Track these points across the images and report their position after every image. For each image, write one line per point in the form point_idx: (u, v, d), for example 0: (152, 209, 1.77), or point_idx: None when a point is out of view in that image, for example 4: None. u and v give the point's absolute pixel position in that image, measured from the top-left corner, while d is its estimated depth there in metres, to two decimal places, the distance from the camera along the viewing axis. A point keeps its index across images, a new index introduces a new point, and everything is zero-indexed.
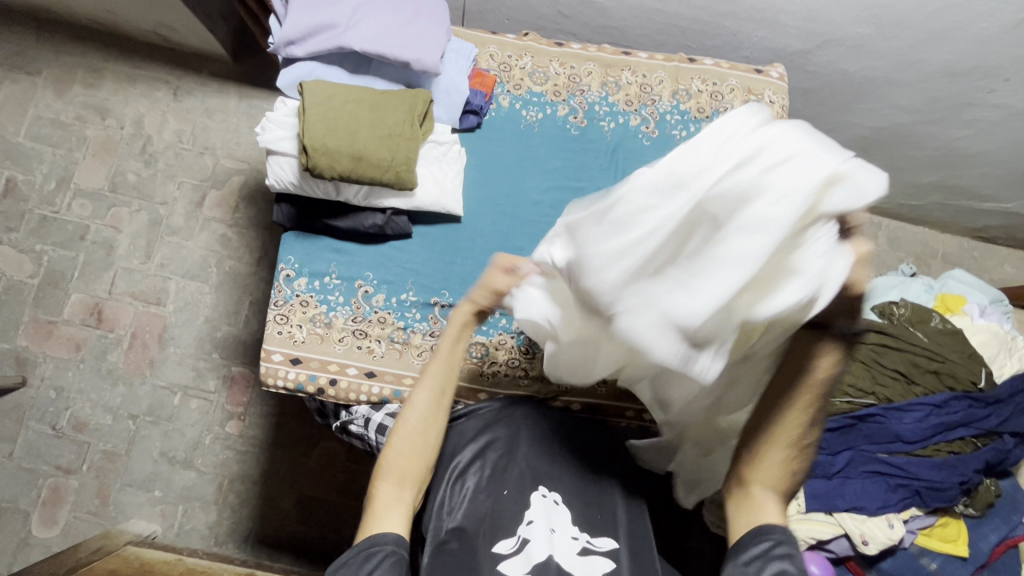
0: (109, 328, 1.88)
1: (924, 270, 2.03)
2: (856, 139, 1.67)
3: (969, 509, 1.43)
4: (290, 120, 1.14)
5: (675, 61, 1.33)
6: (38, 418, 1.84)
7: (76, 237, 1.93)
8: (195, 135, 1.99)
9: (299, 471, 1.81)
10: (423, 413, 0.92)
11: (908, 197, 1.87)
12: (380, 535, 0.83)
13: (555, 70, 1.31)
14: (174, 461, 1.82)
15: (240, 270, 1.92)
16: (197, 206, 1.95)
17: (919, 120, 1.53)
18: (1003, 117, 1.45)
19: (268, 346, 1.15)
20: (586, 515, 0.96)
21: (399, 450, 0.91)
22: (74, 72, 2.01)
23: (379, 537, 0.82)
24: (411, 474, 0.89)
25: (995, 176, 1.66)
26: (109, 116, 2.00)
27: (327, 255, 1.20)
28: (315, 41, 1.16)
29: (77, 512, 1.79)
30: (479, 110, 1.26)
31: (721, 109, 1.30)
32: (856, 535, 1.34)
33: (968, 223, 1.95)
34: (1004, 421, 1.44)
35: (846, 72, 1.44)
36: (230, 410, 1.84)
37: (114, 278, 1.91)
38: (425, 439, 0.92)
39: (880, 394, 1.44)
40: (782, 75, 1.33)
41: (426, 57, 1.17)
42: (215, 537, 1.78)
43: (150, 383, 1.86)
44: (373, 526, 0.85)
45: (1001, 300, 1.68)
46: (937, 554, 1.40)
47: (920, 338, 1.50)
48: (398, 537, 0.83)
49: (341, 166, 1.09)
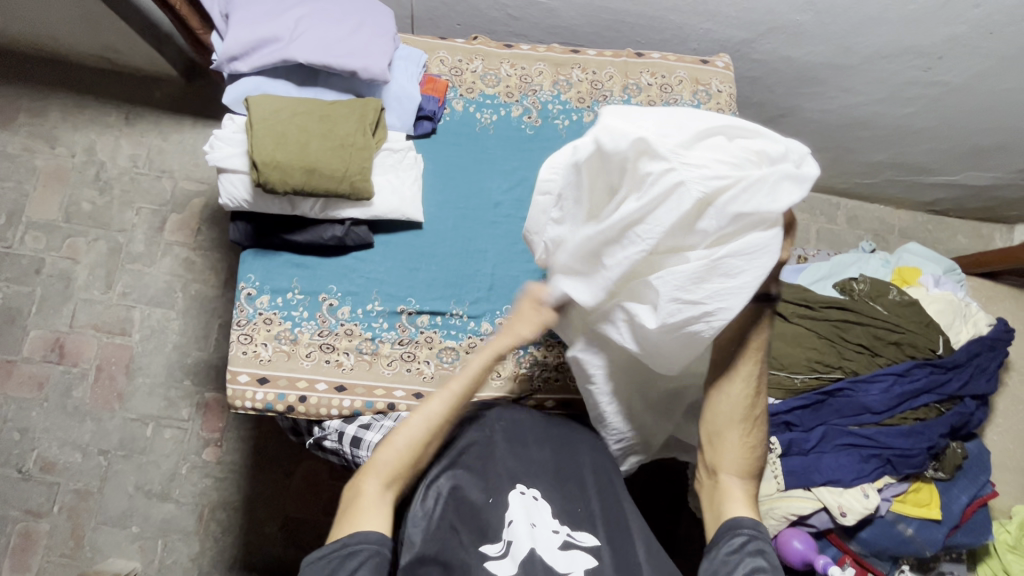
0: (72, 362, 1.82)
1: (882, 245, 2.10)
2: (807, 122, 1.71)
3: (938, 473, 1.47)
4: (238, 136, 1.13)
5: (623, 56, 1.35)
6: (2, 462, 1.77)
7: (31, 271, 1.86)
8: (150, 159, 1.94)
9: (282, 493, 1.77)
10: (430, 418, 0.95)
11: (861, 175, 1.93)
12: (362, 535, 0.85)
13: (506, 71, 1.32)
14: (151, 494, 1.77)
15: (206, 293, 1.87)
16: (157, 231, 1.90)
17: (863, 101, 1.59)
18: (940, 94, 1.51)
19: (233, 367, 1.13)
20: (566, 507, 0.95)
21: (393, 444, 0.94)
22: (18, 102, 1.95)
23: (362, 536, 0.85)
24: (399, 474, 0.93)
25: (940, 150, 1.72)
26: (58, 145, 1.94)
27: (288, 271, 1.19)
28: (259, 55, 1.15)
29: (50, 556, 1.73)
30: (432, 115, 1.26)
31: (671, 101, 1.33)
32: (833, 508, 1.38)
33: (919, 197, 2.02)
34: (965, 384, 1.49)
35: (790, 58, 1.48)
36: (206, 437, 1.80)
37: (74, 311, 1.85)
38: (428, 439, 0.96)
39: (846, 367, 1.48)
40: (728, 64, 1.36)
41: (374, 66, 1.17)
42: (199, 569, 1.73)
43: (120, 416, 1.80)
44: (353, 525, 0.87)
45: (955, 270, 1.74)
46: (912, 519, 1.44)
47: (880, 311, 1.55)
48: (380, 538, 0.86)
49: (294, 180, 1.08)
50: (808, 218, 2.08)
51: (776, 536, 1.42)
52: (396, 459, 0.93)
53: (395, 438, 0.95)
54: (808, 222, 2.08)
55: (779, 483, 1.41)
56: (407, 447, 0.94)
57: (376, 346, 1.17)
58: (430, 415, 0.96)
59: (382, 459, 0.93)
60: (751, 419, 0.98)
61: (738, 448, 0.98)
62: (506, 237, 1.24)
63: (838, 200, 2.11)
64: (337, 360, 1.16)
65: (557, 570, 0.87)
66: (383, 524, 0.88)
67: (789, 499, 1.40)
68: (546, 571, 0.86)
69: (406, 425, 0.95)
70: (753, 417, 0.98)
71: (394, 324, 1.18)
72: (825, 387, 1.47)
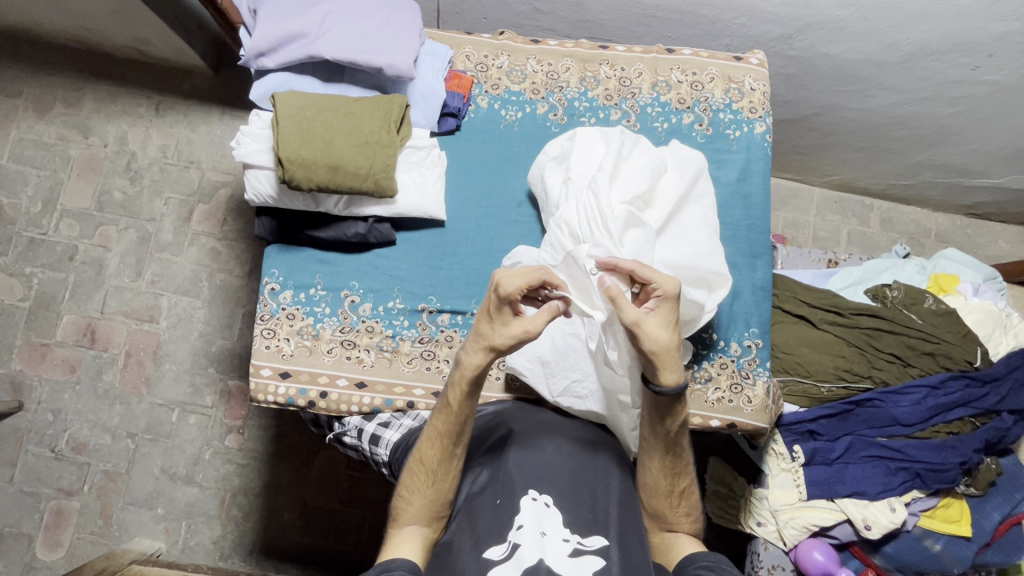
0: (103, 347, 1.87)
1: (917, 249, 2.02)
2: (842, 122, 1.65)
3: (970, 489, 1.42)
4: (265, 132, 1.13)
5: (653, 52, 1.31)
6: (36, 441, 1.84)
7: (65, 258, 1.92)
8: (179, 150, 1.97)
9: (301, 481, 1.80)
10: (435, 455, 0.96)
11: (898, 176, 1.86)
12: (391, 562, 0.87)
13: (532, 67, 1.30)
14: (176, 477, 1.82)
15: (231, 283, 1.91)
16: (185, 220, 1.94)
17: (904, 100, 1.52)
18: (989, 93, 1.43)
19: (257, 361, 1.15)
20: (578, 514, 0.93)
21: (406, 487, 0.96)
22: (54, 91, 2.00)
23: (390, 563, 0.86)
24: (432, 513, 0.95)
25: (985, 151, 1.64)
26: (91, 134, 1.98)
27: (311, 266, 1.20)
28: (286, 51, 1.16)
29: (80, 533, 1.79)
30: (456, 112, 1.25)
31: (701, 99, 1.29)
32: (857, 520, 1.35)
33: (959, 200, 1.93)
34: (1002, 399, 1.43)
35: (827, 55, 1.43)
36: (229, 423, 1.84)
37: (105, 297, 1.90)
38: (437, 489, 0.95)
39: (876, 377, 1.44)
40: (762, 61, 1.32)
41: (399, 63, 1.16)
42: (220, 551, 1.78)
43: (147, 401, 1.85)
44: (387, 554, 0.90)
45: (995, 278, 1.66)
46: (940, 535, 1.40)
47: (915, 320, 1.49)
48: (407, 564, 0.86)
49: (318, 177, 1.08)
50: (840, 220, 2.02)
51: (796, 546, 1.39)
52: (415, 504, 0.94)
53: (408, 489, 0.96)
54: (840, 223, 2.01)
55: (801, 493, 1.38)
56: (434, 491, 0.95)
57: (396, 344, 1.17)
58: (428, 466, 0.96)
59: (407, 507, 0.95)
60: (681, 491, 1.00)
61: (686, 507, 1.00)
62: (527, 237, 1.22)
63: (872, 201, 2.03)
64: (358, 356, 1.16)
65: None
66: (415, 555, 0.91)
67: (811, 509, 1.38)
68: None
69: (414, 479, 0.96)
70: (682, 478, 1.00)
71: (415, 322, 1.18)
72: (854, 397, 1.43)
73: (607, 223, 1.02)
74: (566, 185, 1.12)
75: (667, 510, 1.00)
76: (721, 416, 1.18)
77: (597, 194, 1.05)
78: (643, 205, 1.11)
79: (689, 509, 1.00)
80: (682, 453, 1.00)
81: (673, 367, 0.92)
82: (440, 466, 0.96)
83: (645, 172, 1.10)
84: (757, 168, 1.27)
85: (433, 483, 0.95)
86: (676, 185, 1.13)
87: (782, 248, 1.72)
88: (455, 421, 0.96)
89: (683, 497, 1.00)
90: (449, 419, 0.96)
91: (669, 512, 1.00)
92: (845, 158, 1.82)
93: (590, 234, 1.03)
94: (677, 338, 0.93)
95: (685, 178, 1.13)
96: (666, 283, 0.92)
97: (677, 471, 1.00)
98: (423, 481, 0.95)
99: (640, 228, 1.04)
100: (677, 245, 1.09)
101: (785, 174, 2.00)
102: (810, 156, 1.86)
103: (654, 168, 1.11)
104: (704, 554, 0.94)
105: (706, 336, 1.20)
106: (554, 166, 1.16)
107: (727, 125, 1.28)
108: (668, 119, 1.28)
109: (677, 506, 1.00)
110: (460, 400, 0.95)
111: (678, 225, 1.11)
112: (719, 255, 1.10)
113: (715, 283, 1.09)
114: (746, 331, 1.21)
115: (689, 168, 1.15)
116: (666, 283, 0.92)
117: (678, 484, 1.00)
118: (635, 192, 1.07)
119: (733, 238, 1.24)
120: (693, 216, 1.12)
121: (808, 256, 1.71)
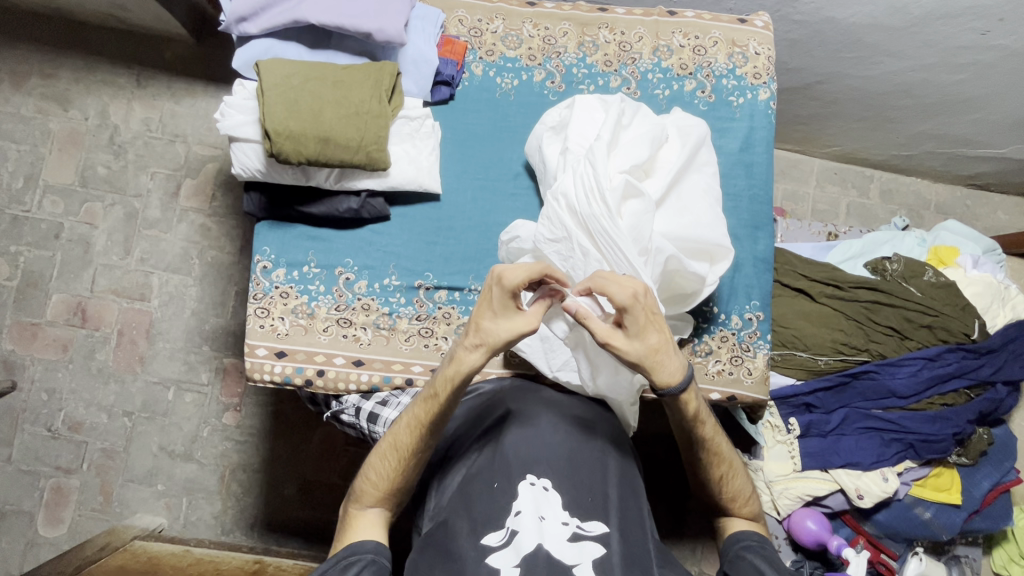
0: (94, 326, 1.85)
1: (917, 221, 2.00)
2: (846, 90, 1.61)
3: (962, 458, 1.44)
4: (250, 103, 1.09)
5: (654, 14, 1.26)
6: (32, 420, 1.82)
7: (51, 236, 1.87)
8: (163, 122, 1.91)
9: (300, 457, 1.81)
10: (404, 442, 0.95)
11: (901, 146, 1.83)
12: (359, 544, 0.90)
13: (529, 32, 1.25)
14: (174, 455, 1.82)
15: (222, 260, 1.87)
16: (173, 196, 1.88)
17: (913, 66, 1.48)
18: (1000, 59, 1.39)
19: (251, 341, 1.13)
20: (576, 498, 0.93)
21: (376, 470, 0.95)
22: (29, 61, 1.92)
23: (358, 546, 0.89)
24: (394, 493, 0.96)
25: (991, 120, 1.61)
26: (71, 107, 1.91)
27: (304, 244, 1.16)
28: (269, 15, 1.10)
29: (81, 511, 1.80)
30: (450, 80, 1.20)
31: (704, 65, 1.24)
32: (850, 490, 1.37)
33: (961, 171, 1.90)
34: (998, 370, 1.44)
35: (834, 19, 1.38)
36: (225, 401, 1.83)
37: (94, 276, 1.86)
38: (406, 472, 0.96)
39: (873, 350, 1.43)
40: (767, 24, 1.27)
41: (389, 27, 1.10)
42: (222, 526, 1.79)
43: (143, 379, 1.83)
44: (352, 537, 0.93)
45: (995, 250, 1.65)
46: (931, 503, 1.42)
47: (913, 292, 1.48)
48: (376, 547, 0.90)
49: (308, 150, 1.04)
50: (840, 191, 1.99)
51: (789, 516, 1.41)
52: (382, 486, 0.95)
53: (377, 471, 0.95)
54: (840, 195, 1.98)
55: (796, 464, 1.40)
56: (402, 473, 0.95)
57: (393, 322, 1.15)
58: (404, 450, 0.95)
59: (371, 489, 0.95)
60: (729, 472, 1.00)
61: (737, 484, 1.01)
62: (523, 211, 1.19)
63: (873, 171, 2.00)
64: (355, 334, 1.15)
65: (564, 563, 0.87)
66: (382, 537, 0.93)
67: (805, 480, 1.39)
68: (548, 566, 0.86)
69: (386, 461, 0.95)
70: (724, 457, 1.00)
71: (412, 299, 1.16)
72: (851, 369, 1.43)
73: (604, 197, 0.99)
74: (563, 155, 1.08)
75: (711, 492, 1.02)
76: (721, 389, 1.18)
77: (595, 163, 1.01)
78: (642, 174, 1.08)
79: (737, 491, 1.01)
80: (711, 441, 0.98)
81: (663, 368, 0.91)
82: (399, 456, 0.95)
83: (644, 141, 1.06)
84: (760, 137, 1.23)
85: (404, 467, 0.95)
86: (671, 155, 1.10)
87: (782, 221, 1.69)
88: (437, 412, 0.94)
89: (724, 480, 1.00)
90: (433, 404, 0.94)
91: (715, 496, 1.01)
92: (847, 128, 1.78)
93: (584, 210, 1.00)
94: (654, 339, 0.90)
95: (686, 147, 1.10)
96: (616, 297, 0.87)
97: (712, 455, 0.99)
98: (386, 462, 0.95)
99: (635, 201, 1.02)
100: (675, 218, 1.06)
101: (786, 144, 1.95)
102: (812, 127, 1.82)
103: (654, 137, 1.07)
104: (747, 533, 0.99)
105: (708, 310, 1.18)
106: (551, 136, 1.12)
107: (730, 92, 1.24)
108: (669, 86, 1.24)
109: (717, 489, 1.01)
110: (445, 387, 0.92)
111: (678, 196, 1.08)
112: (722, 227, 1.08)
113: (717, 255, 1.07)
114: (747, 304, 1.19)
115: (691, 137, 1.11)
116: (615, 297, 0.87)
117: (717, 468, 1.00)
118: (633, 161, 1.04)
119: (735, 209, 1.21)
120: (694, 186, 1.10)
121: (808, 228, 1.69)
